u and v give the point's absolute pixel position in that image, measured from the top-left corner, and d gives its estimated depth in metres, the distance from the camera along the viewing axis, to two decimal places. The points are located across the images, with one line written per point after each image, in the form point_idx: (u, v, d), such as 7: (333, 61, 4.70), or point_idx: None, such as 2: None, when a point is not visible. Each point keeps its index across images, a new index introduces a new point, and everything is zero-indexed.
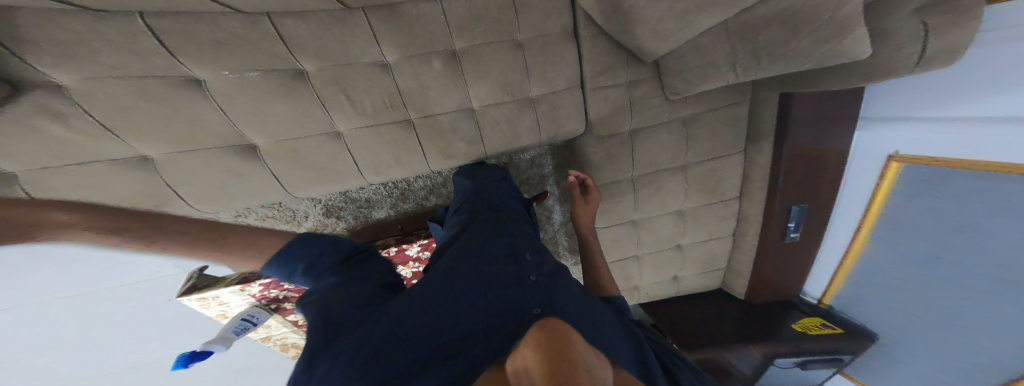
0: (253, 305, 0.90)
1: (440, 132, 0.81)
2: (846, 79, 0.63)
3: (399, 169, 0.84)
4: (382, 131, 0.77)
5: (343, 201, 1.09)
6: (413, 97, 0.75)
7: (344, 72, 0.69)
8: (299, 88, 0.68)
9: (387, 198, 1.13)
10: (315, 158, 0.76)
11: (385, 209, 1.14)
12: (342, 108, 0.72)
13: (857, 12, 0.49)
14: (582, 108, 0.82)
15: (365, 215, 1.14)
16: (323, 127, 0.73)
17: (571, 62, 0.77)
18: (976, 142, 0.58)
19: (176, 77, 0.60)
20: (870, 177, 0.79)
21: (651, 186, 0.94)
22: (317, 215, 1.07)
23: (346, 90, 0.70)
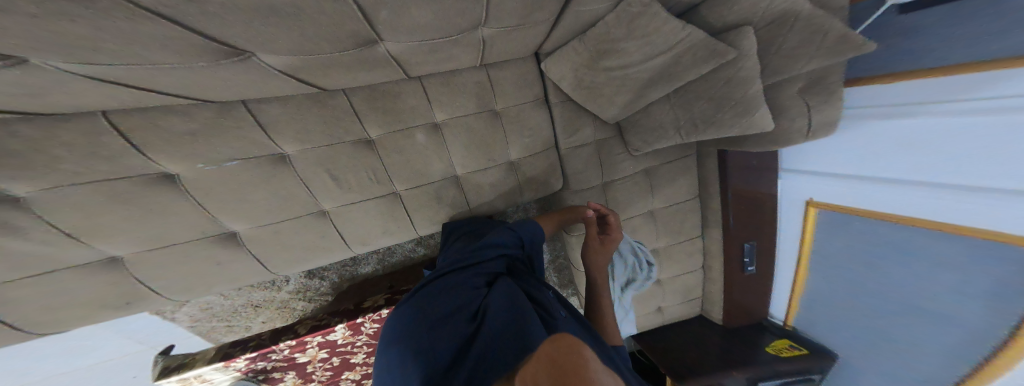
0: (239, 378, 0.79)
1: (425, 201, 0.82)
2: (760, 146, 0.68)
3: (387, 238, 0.84)
4: (368, 206, 0.78)
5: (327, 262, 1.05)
6: (399, 170, 0.78)
7: (327, 152, 0.72)
8: (281, 171, 0.69)
9: (373, 254, 1.10)
10: (298, 240, 0.75)
11: (371, 264, 1.10)
12: (327, 189, 0.74)
13: (759, 94, 0.61)
14: (559, 166, 0.88)
15: (350, 273, 1.10)
16: (306, 207, 0.73)
17: (544, 126, 0.84)
18: (881, 195, 0.71)
19: (150, 174, 0.60)
20: (797, 217, 0.92)
21: (627, 230, 0.98)
22: (299, 278, 1.04)
23: (332, 170, 0.73)
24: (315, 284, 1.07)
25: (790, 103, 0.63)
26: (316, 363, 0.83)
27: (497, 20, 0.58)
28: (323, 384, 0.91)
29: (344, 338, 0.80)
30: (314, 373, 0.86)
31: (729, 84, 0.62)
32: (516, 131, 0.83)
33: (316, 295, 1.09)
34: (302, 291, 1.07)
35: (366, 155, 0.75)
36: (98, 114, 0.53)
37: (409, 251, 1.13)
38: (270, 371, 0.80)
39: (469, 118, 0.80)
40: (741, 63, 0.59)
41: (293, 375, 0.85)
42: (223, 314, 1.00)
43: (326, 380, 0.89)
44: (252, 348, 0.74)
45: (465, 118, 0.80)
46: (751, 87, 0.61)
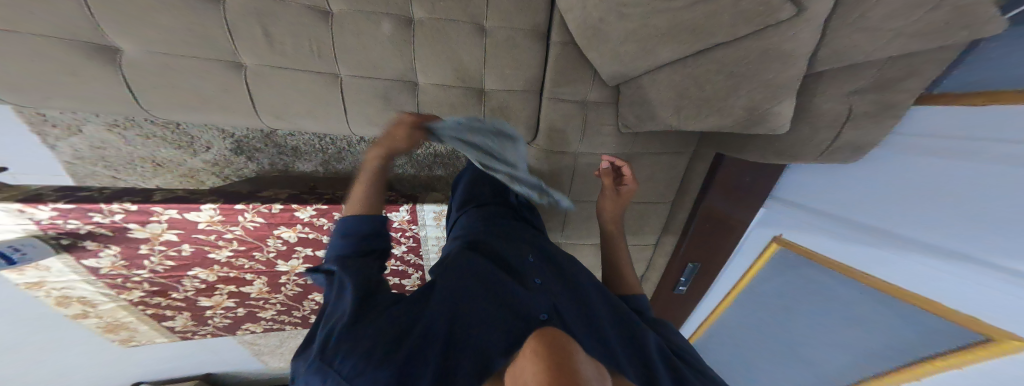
0: (31, 235, 0.72)
1: (370, 97, 0.70)
2: (762, 156, 0.65)
3: (308, 121, 0.71)
4: (297, 77, 0.65)
5: (260, 141, 0.89)
6: (349, 53, 0.65)
7: (271, 7, 0.59)
8: (201, 6, 0.56)
9: (318, 153, 0.94)
10: (193, 83, 0.61)
11: (313, 163, 0.96)
12: (253, 42, 0.60)
13: (793, 80, 0.49)
14: (535, 116, 0.76)
15: (285, 165, 0.95)
16: (217, 52, 0.60)
17: (533, 64, 0.70)
18: (855, 249, 0.62)
19: None
20: (756, 249, 0.86)
21: (583, 213, 0.91)
22: (222, 150, 0.89)
23: (268, 27, 0.60)
24: (242, 162, 0.93)
25: (827, 109, 0.54)
26: (157, 245, 0.85)
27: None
28: (155, 277, 0.93)
29: (208, 223, 0.82)
30: (147, 258, 0.87)
31: (755, 62, 0.50)
32: (499, 55, 0.69)
33: (244, 175, 0.95)
34: (219, 166, 0.92)
35: (307, 19, 0.61)
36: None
37: (360, 164, 0.98)
38: (83, 239, 0.77)
39: (450, 24, 0.66)
40: (794, 31, 0.45)
41: (116, 254, 0.83)
42: (114, 161, 0.85)
43: (161, 272, 0.92)
44: (70, 200, 0.70)
45: (444, 22, 0.66)
46: (789, 68, 0.48)
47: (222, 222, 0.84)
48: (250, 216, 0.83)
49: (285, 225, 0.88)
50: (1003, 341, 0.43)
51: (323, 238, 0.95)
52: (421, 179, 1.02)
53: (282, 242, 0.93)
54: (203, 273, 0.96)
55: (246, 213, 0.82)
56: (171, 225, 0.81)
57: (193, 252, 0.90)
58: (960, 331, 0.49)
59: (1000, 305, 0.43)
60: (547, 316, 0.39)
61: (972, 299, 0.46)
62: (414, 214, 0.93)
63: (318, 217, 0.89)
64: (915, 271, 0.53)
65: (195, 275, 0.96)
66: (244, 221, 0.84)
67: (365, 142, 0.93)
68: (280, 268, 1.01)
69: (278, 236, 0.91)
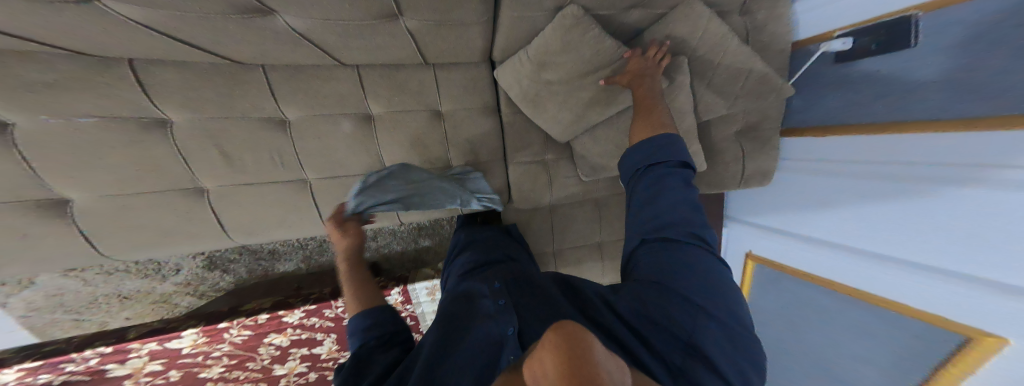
0: None
1: (341, 194, 0.72)
2: (698, 189, 0.74)
3: (281, 231, 0.72)
4: (264, 189, 0.68)
5: (234, 252, 0.87)
6: (312, 157, 0.68)
7: (223, 125, 0.62)
8: (152, 138, 0.58)
9: (298, 250, 0.93)
10: (147, 219, 0.62)
11: (294, 261, 0.93)
12: (209, 163, 0.62)
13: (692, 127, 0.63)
14: (503, 181, 0.80)
15: (263, 269, 0.92)
16: (177, 181, 0.62)
17: (491, 136, 0.75)
18: (818, 259, 0.71)
19: None
20: (738, 269, 0.95)
21: (571, 263, 0.88)
22: (194, 268, 0.86)
23: (222, 145, 0.62)
24: (216, 276, 0.89)
25: (724, 146, 0.70)
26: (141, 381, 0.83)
27: (416, 9, 0.55)
28: None
29: (191, 346, 0.84)
30: None
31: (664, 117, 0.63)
32: (457, 134, 0.74)
33: (220, 289, 0.90)
34: (191, 285, 0.88)
35: (271, 137, 0.65)
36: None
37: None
38: None
39: (406, 116, 0.71)
40: (675, 94, 0.61)
41: None
42: (74, 304, 0.80)
43: None
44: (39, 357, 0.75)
45: (402, 115, 0.71)
46: (684, 121, 0.63)
47: (207, 343, 0.85)
48: (236, 331, 0.85)
49: (276, 331, 0.90)
50: (983, 340, 0.46)
51: (317, 335, 0.96)
52: (410, 253, 1.03)
53: (276, 348, 0.92)
54: None
55: (231, 330, 0.84)
56: (153, 356, 0.83)
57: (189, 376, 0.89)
58: (930, 332, 0.52)
59: (989, 312, 0.46)
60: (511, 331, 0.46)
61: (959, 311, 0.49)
62: (405, 293, 0.98)
63: (307, 318, 0.90)
64: (889, 274, 0.58)
65: None
66: (230, 337, 0.85)
67: None
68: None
69: (270, 343, 0.91)
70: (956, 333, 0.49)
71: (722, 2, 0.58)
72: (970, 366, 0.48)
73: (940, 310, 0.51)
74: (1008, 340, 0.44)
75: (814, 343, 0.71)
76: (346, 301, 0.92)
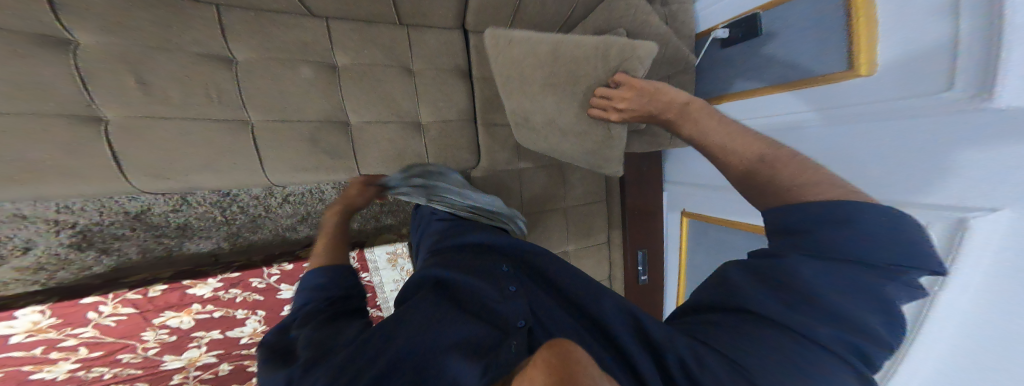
0: None
1: (296, 140, 0.65)
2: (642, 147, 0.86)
3: (202, 178, 0.60)
4: (195, 127, 0.57)
5: (129, 228, 0.70)
6: (263, 96, 0.62)
7: (156, 57, 0.53)
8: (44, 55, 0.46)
9: (219, 226, 0.79)
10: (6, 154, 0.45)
11: (212, 241, 0.79)
12: (125, 92, 0.51)
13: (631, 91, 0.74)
14: (473, 141, 0.82)
15: (167, 250, 0.76)
16: (70, 110, 0.49)
17: (461, 96, 0.79)
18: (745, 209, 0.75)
19: None
20: (675, 230, 0.98)
21: (536, 226, 0.92)
22: (57, 247, 0.66)
23: (145, 76, 0.53)
24: (91, 258, 0.69)
25: None
26: None
27: None
28: None
29: (29, 332, 0.64)
30: None
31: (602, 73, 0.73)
32: (431, 93, 0.76)
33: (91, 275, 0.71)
34: (43, 270, 0.66)
35: (216, 74, 0.58)
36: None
37: (283, 229, 0.86)
38: None
39: (377, 69, 0.71)
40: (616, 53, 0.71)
41: None
42: None
43: None
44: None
45: (372, 68, 0.71)
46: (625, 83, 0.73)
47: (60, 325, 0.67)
48: (112, 307, 0.69)
49: (172, 309, 0.76)
50: None
51: (235, 314, 0.84)
52: (364, 231, 0.93)
53: (167, 333, 0.79)
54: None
55: (105, 305, 0.68)
56: None
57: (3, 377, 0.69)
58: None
59: None
60: (523, 322, 0.46)
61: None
62: (363, 261, 0.89)
63: (225, 289, 0.79)
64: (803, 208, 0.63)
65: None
66: (99, 318, 0.69)
67: (288, 203, 0.83)
68: (168, 366, 0.84)
69: (162, 325, 0.77)
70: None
71: None
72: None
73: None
74: None
75: None
76: (280, 267, 0.80)
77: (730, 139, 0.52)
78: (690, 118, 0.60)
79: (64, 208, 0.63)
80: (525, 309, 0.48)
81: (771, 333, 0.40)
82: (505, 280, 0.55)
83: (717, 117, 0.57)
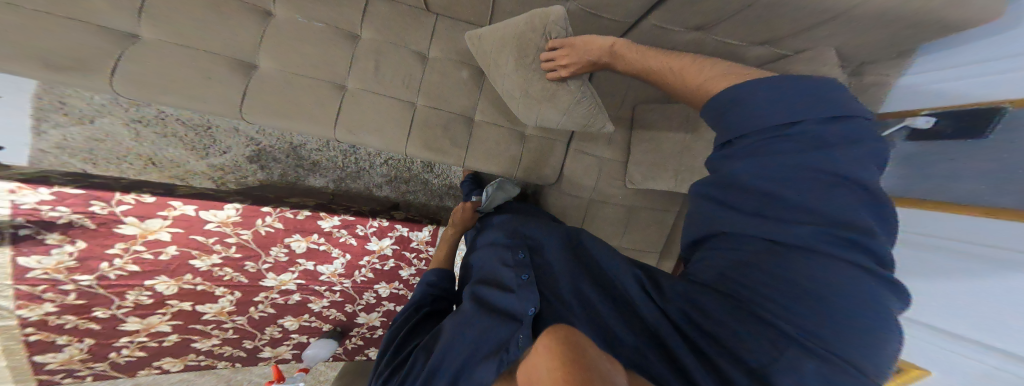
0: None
1: (433, 124, 0.84)
2: None
3: (371, 137, 0.82)
4: (378, 99, 0.82)
5: (281, 152, 1.00)
6: (431, 85, 0.83)
7: (386, 50, 0.82)
8: (340, 45, 0.81)
9: (336, 169, 1.05)
10: (297, 95, 0.78)
11: (325, 178, 1.05)
12: (362, 72, 0.81)
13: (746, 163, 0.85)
14: (562, 162, 0.94)
15: (296, 177, 1.03)
16: (333, 75, 0.81)
17: None
18: None
19: (257, 7, 0.79)
20: None
21: None
22: (238, 155, 0.97)
23: (379, 61, 0.82)
24: (251, 170, 0.99)
25: None
26: (135, 245, 0.76)
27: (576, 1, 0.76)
28: (99, 285, 0.78)
29: (219, 223, 0.80)
30: (108, 261, 0.76)
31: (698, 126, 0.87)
32: None
33: (246, 182, 1.00)
34: (222, 171, 0.98)
35: (410, 63, 0.83)
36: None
37: (375, 186, 1.09)
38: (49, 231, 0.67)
39: None
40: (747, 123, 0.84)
41: (70, 253, 0.71)
42: (117, 154, 0.90)
43: (113, 279, 0.78)
44: (80, 185, 0.66)
45: None
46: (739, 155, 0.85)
47: (236, 225, 0.82)
48: (270, 220, 0.85)
49: (301, 233, 0.90)
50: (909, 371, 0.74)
51: (333, 251, 0.97)
52: (430, 206, 1.15)
53: (285, 253, 0.91)
54: (165, 283, 0.84)
55: (267, 217, 0.84)
56: (174, 222, 0.76)
57: (173, 257, 0.81)
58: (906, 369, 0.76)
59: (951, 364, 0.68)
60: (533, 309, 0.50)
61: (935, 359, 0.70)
62: (433, 236, 1.06)
63: (340, 229, 0.93)
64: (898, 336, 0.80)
65: (153, 285, 0.84)
66: (260, 225, 0.84)
67: (386, 166, 1.08)
68: (266, 283, 0.95)
69: (287, 244, 0.90)
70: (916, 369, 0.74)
71: (851, 56, 0.74)
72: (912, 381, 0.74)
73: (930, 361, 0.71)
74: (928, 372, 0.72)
75: None
76: (380, 221, 0.96)
77: (668, 64, 0.61)
78: (630, 56, 0.67)
79: (257, 132, 0.97)
80: (536, 297, 0.52)
81: (800, 270, 0.38)
82: (519, 267, 0.60)
83: (642, 47, 0.66)
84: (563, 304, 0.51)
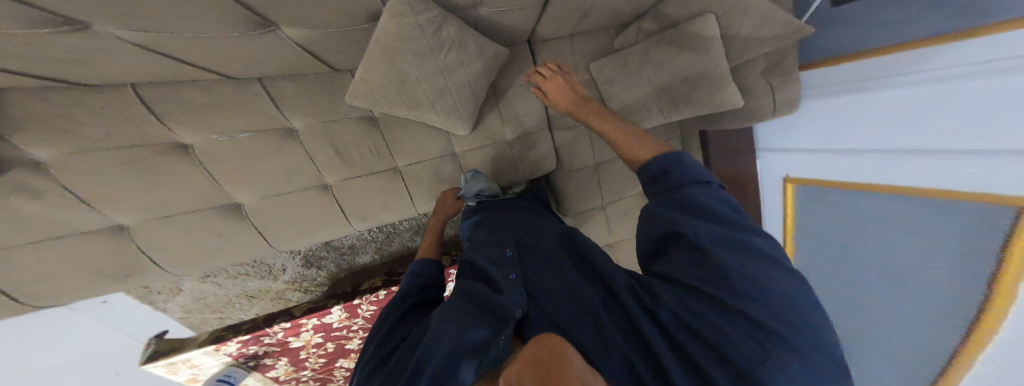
0: (229, 366, 1.10)
1: (422, 177, 0.85)
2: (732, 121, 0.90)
3: (383, 215, 0.86)
4: (366, 181, 0.80)
5: (324, 251, 1.09)
6: (401, 146, 0.79)
7: (333, 129, 0.72)
8: (289, 145, 0.70)
9: (370, 243, 1.13)
10: (302, 212, 0.77)
11: (368, 254, 1.15)
12: (331, 163, 0.74)
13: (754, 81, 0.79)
14: (554, 147, 0.93)
15: (347, 262, 1.14)
16: (309, 180, 0.75)
17: (539, 107, 0.87)
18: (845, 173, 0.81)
19: (166, 144, 0.62)
20: (776, 199, 1.01)
21: (618, 210, 1.05)
22: (296, 268, 1.08)
23: (336, 144, 0.73)
24: (312, 273, 1.11)
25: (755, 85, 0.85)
26: (311, 348, 1.13)
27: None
28: (317, 373, 1.23)
29: (339, 321, 1.09)
30: (307, 359, 1.16)
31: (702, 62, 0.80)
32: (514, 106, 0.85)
33: (315, 280, 1.13)
34: (297, 282, 1.11)
35: (367, 133, 0.75)
36: (127, 86, 0.56)
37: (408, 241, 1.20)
38: (262, 358, 1.11)
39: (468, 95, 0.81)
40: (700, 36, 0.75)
41: (287, 363, 1.16)
42: (216, 304, 1.06)
43: (319, 368, 1.20)
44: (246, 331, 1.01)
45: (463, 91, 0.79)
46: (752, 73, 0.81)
47: (348, 317, 1.09)
48: (366, 306, 1.09)
49: None
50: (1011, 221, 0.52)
51: None
52: None
53: None
54: (344, 361, 1.21)
55: (363, 305, 1.08)
56: (316, 330, 1.09)
57: (336, 346, 1.17)
58: (994, 211, 0.54)
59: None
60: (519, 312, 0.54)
61: (1006, 184, 0.53)
62: None
63: None
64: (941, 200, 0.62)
65: (338, 365, 1.22)
66: (363, 311, 1.10)
67: (407, 222, 1.17)
68: None
69: None
70: (1010, 206, 0.52)
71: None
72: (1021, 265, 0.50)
73: (995, 191, 0.54)
74: None
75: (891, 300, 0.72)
76: None
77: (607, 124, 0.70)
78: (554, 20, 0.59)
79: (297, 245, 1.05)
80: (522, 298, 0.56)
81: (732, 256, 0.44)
82: (506, 266, 0.62)
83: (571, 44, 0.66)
84: (555, 305, 0.55)
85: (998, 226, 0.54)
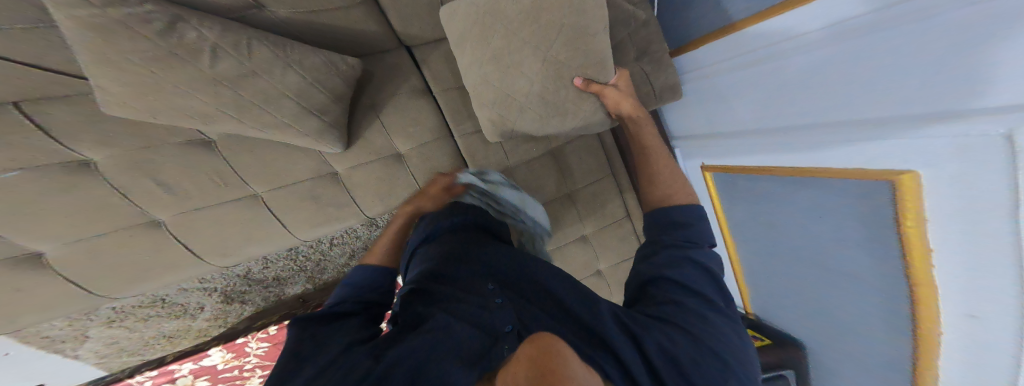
0: None
1: (299, 202, 0.72)
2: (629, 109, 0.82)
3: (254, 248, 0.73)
4: (220, 213, 0.66)
5: (245, 286, 1.00)
6: (253, 170, 0.65)
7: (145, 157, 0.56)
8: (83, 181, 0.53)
9: (297, 273, 1.05)
10: (125, 260, 0.62)
11: (300, 283, 1.09)
12: (150, 195, 0.59)
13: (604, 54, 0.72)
14: (455, 154, 0.82)
15: (275, 294, 1.08)
16: (128, 220, 0.59)
17: (429, 114, 0.76)
18: (746, 150, 0.75)
19: None
20: (702, 186, 0.97)
21: (547, 217, 0.92)
22: (214, 305, 1.00)
23: (154, 175, 0.58)
24: (236, 307, 1.05)
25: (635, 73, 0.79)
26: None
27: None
28: None
29: (224, 360, 1.20)
30: None
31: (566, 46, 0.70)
32: (396, 118, 0.73)
33: (237, 314, 1.07)
34: (221, 316, 1.05)
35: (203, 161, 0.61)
36: None
37: (342, 265, 1.11)
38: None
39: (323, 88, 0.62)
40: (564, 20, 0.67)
41: None
42: (130, 346, 1.00)
43: None
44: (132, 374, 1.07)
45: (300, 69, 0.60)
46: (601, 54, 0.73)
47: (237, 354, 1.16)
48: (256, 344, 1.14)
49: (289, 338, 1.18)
50: (904, 178, 0.44)
51: None
52: None
53: None
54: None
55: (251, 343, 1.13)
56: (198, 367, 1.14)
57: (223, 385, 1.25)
58: (872, 184, 0.49)
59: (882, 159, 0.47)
60: (510, 327, 0.50)
61: (891, 158, 0.46)
62: None
63: None
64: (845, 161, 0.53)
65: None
66: (253, 349, 1.15)
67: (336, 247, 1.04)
68: None
69: None
70: (884, 179, 0.47)
71: None
72: (920, 208, 0.43)
73: (877, 165, 0.48)
74: (920, 172, 0.43)
75: (830, 288, 0.64)
76: None
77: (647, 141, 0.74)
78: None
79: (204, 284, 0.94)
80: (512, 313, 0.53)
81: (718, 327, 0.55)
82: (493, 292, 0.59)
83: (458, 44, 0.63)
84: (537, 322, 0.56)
85: (887, 193, 0.47)
